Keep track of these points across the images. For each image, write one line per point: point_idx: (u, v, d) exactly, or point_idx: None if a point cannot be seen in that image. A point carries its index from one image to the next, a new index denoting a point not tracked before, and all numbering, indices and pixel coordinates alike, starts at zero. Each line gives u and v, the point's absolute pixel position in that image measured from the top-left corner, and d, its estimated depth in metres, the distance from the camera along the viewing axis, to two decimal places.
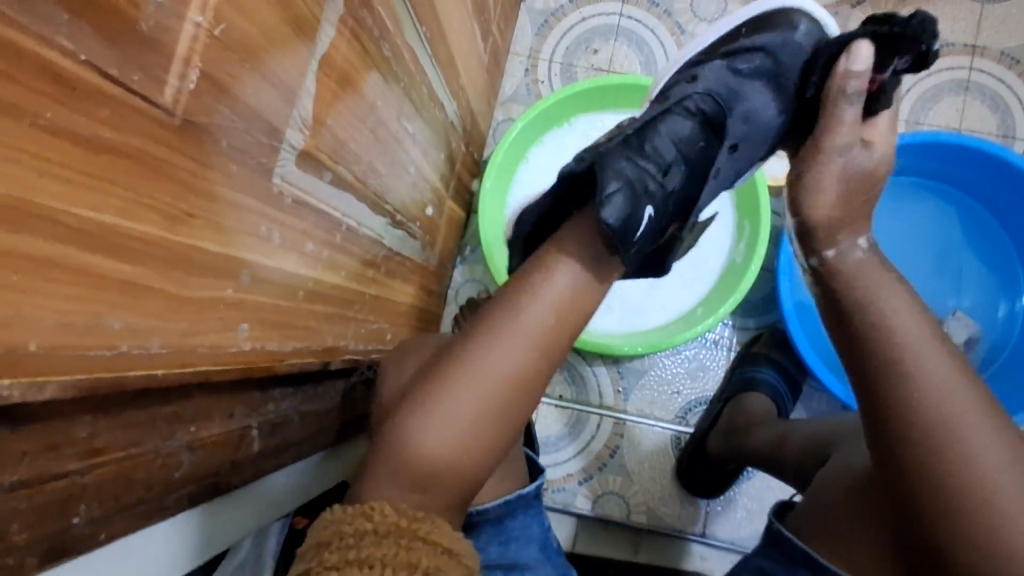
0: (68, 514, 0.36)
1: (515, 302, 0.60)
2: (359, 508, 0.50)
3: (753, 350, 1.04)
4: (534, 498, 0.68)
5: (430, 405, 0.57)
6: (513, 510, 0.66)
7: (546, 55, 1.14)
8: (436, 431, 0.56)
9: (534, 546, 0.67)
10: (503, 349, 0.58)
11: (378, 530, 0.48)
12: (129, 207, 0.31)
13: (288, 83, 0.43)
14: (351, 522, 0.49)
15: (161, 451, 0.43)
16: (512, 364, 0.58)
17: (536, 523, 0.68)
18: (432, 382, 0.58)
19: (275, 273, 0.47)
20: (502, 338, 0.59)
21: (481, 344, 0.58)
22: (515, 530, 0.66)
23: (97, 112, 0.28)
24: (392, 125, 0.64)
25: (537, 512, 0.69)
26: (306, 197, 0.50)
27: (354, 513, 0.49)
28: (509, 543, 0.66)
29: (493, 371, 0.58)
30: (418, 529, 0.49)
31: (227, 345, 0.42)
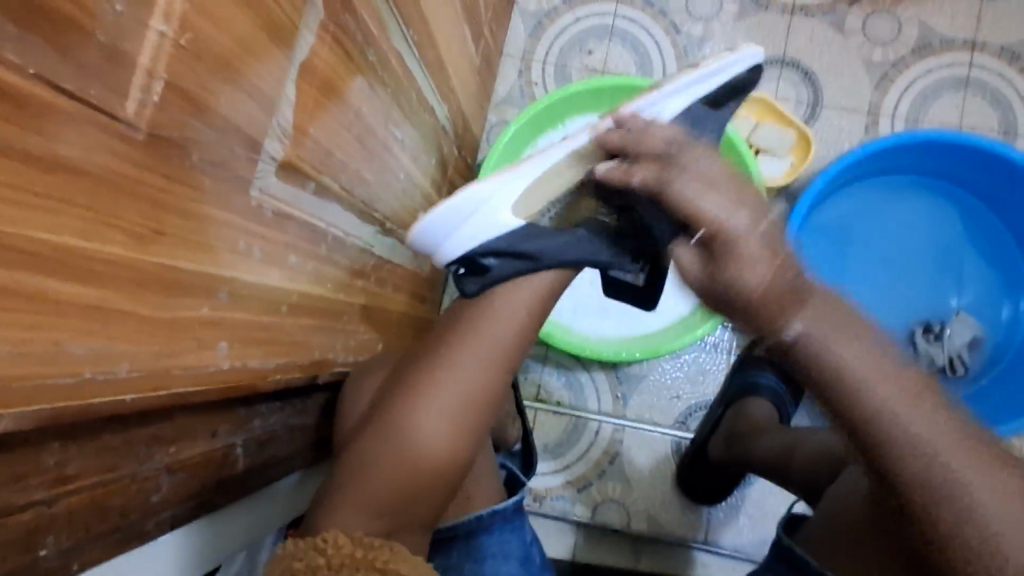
0: (35, 547, 0.34)
1: (472, 325, 0.62)
2: (311, 541, 0.49)
3: (755, 353, 1.02)
4: (512, 513, 0.66)
5: (389, 428, 0.58)
6: (489, 526, 0.64)
7: (539, 56, 1.13)
8: (398, 454, 0.57)
9: (514, 562, 0.65)
10: (473, 362, 0.60)
11: (332, 565, 0.47)
12: (91, 227, 0.29)
13: (265, 93, 0.41)
14: (303, 556, 0.47)
15: (138, 475, 0.41)
16: (469, 385, 0.60)
17: (516, 538, 0.66)
18: (393, 404, 0.59)
19: (256, 287, 0.46)
20: (471, 351, 0.61)
21: (452, 355, 0.60)
22: (492, 547, 0.64)
23: (50, 129, 0.26)
24: (379, 132, 0.63)
25: (518, 526, 0.67)
26: (288, 209, 0.48)
27: (304, 547, 0.48)
28: (485, 560, 0.64)
29: (453, 391, 0.59)
30: (376, 559, 0.48)
31: (204, 365, 0.41)
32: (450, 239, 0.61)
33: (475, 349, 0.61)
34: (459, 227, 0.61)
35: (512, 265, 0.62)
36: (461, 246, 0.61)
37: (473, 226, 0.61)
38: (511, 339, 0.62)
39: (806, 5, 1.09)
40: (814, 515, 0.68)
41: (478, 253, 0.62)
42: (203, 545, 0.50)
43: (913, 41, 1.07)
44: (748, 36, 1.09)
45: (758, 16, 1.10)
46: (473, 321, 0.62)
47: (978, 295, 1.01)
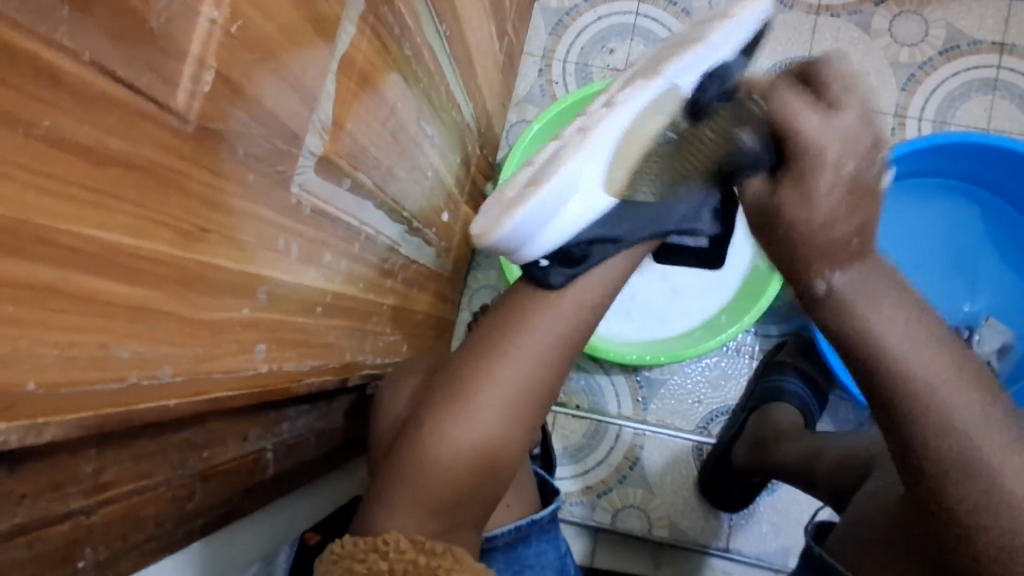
0: (70, 559, 0.33)
1: (517, 319, 0.58)
2: (371, 542, 0.48)
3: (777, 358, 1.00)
4: (548, 522, 0.65)
5: (432, 432, 0.56)
6: (527, 536, 0.63)
7: (560, 54, 1.11)
8: (442, 458, 0.55)
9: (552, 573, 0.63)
10: (517, 367, 0.57)
11: (394, 569, 0.45)
12: (139, 224, 0.28)
13: (308, 85, 0.39)
14: (364, 557, 0.46)
15: (173, 483, 0.40)
16: (517, 387, 0.57)
17: (552, 548, 0.65)
18: (434, 408, 0.57)
19: (293, 287, 0.44)
20: (515, 355, 0.57)
21: (493, 359, 0.57)
22: (530, 558, 0.63)
23: (101, 119, 0.24)
24: (411, 128, 0.61)
25: (555, 536, 0.66)
26: (324, 206, 0.46)
27: (365, 547, 0.47)
28: (524, 572, 0.62)
29: (495, 394, 0.57)
30: (438, 566, 0.46)
31: (242, 369, 0.39)
32: (534, 241, 0.53)
33: (525, 349, 0.57)
34: (534, 226, 0.52)
35: (605, 250, 0.57)
36: (550, 246, 0.54)
37: (557, 222, 0.53)
38: (564, 336, 0.58)
39: (832, 5, 1.07)
40: (839, 523, 0.65)
41: (571, 243, 0.55)
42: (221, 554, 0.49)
43: (941, 42, 1.05)
44: (774, 36, 1.07)
45: (783, 16, 1.08)
46: (517, 313, 0.59)
47: (1002, 302, 0.99)
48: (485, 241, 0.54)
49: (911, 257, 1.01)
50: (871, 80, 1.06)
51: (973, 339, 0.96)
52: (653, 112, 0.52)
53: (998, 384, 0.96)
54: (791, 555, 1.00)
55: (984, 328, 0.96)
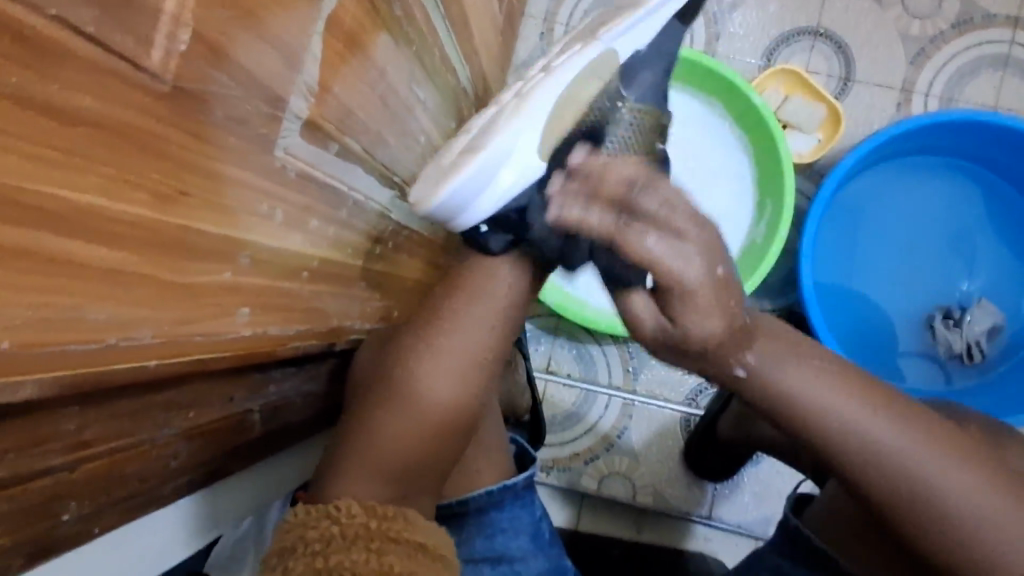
0: (53, 514, 0.34)
1: (478, 283, 0.59)
2: (324, 509, 0.50)
3: None
4: (524, 488, 0.66)
5: (399, 392, 0.57)
6: (500, 501, 0.65)
7: (562, 19, 1.09)
8: (406, 419, 0.57)
9: (523, 537, 0.66)
10: (462, 332, 0.58)
11: (346, 534, 0.48)
12: (112, 185, 0.27)
13: (291, 47, 0.39)
14: (315, 525, 0.48)
15: (156, 441, 0.40)
16: (478, 347, 0.59)
17: (526, 514, 0.66)
18: (403, 365, 0.58)
19: (278, 252, 0.44)
20: (458, 322, 0.58)
21: (439, 327, 0.58)
22: (503, 522, 0.65)
23: (70, 77, 0.24)
24: (402, 91, 0.60)
25: (529, 502, 0.67)
26: (310, 169, 0.46)
27: (316, 515, 0.49)
28: (496, 535, 0.65)
29: (450, 356, 0.58)
30: (388, 529, 0.49)
31: (224, 332, 0.39)
32: (472, 205, 0.53)
33: (480, 312, 0.59)
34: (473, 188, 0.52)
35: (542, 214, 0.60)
36: (488, 210, 0.54)
37: (499, 186, 0.53)
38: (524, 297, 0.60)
39: None
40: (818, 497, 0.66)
41: (509, 209, 0.55)
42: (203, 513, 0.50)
43: (953, 15, 1.02)
44: (783, 4, 1.04)
45: None
46: (494, 275, 0.60)
47: (999, 281, 0.99)
48: (419, 199, 0.53)
49: (910, 235, 1.00)
50: (879, 53, 1.03)
51: (964, 319, 0.97)
52: (591, 75, 0.55)
53: (988, 364, 0.97)
54: (771, 524, 1.03)
55: (975, 309, 0.97)
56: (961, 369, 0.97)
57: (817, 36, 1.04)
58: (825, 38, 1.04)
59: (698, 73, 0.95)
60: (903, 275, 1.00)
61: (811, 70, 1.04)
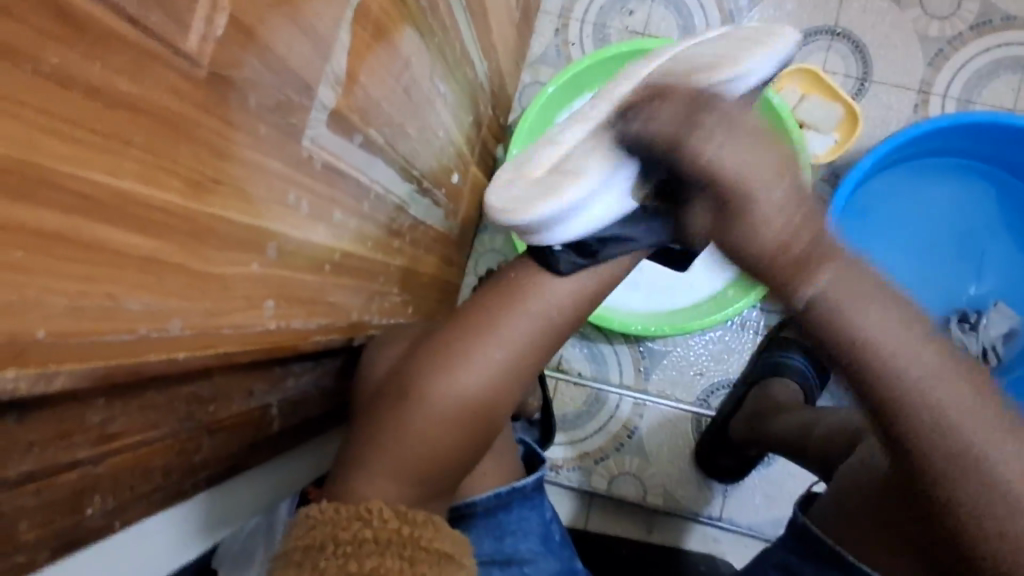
0: (80, 507, 0.33)
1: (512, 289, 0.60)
2: (354, 510, 0.48)
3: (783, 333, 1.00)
4: (531, 490, 0.65)
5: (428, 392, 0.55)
6: (507, 504, 0.64)
7: (578, 14, 1.08)
8: (432, 417, 0.55)
9: (532, 540, 0.65)
10: (497, 347, 0.58)
11: (378, 539, 0.47)
12: (147, 171, 0.26)
13: (322, 35, 0.38)
14: (347, 527, 0.47)
15: (180, 435, 0.39)
16: (507, 354, 0.58)
17: (536, 514, 0.66)
18: (433, 363, 0.56)
19: (302, 244, 0.43)
20: (496, 337, 0.58)
21: (476, 340, 0.57)
22: (511, 524, 0.64)
23: (108, 59, 0.23)
24: (424, 84, 0.59)
25: (538, 503, 0.66)
26: (335, 161, 0.45)
27: (349, 515, 0.48)
28: (504, 538, 0.64)
29: (483, 369, 0.57)
30: (418, 537, 0.48)
31: (251, 325, 0.39)
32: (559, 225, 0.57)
33: (515, 325, 0.58)
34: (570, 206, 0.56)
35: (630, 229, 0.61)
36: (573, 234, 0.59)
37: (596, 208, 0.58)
38: (548, 298, 0.60)
39: None
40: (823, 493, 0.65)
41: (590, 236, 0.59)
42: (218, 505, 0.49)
43: (973, 16, 1.01)
44: (800, 2, 1.03)
45: None
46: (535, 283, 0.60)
47: (1014, 284, 0.98)
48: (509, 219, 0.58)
49: (925, 239, 1.00)
50: (897, 53, 1.02)
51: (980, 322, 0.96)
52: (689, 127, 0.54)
53: (1003, 367, 0.96)
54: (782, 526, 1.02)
55: (992, 312, 0.96)
56: None
57: (835, 35, 1.03)
58: (843, 37, 1.03)
59: None
60: (919, 278, 1.00)
61: (828, 70, 1.03)
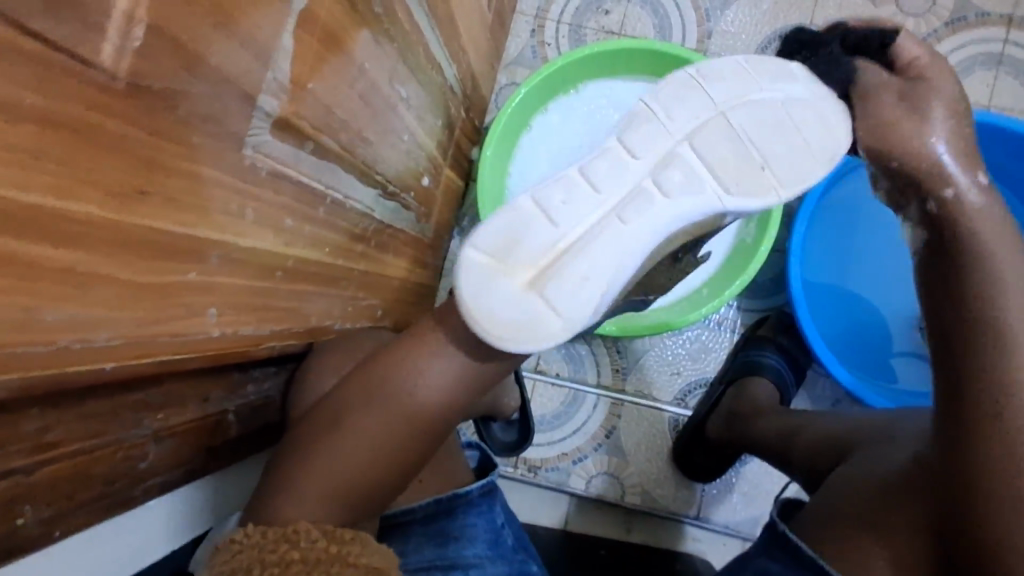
0: (13, 517, 0.33)
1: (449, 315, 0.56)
2: (281, 532, 0.49)
3: (759, 333, 1.00)
4: (478, 496, 0.66)
5: (377, 397, 0.56)
6: (451, 510, 0.64)
7: (554, 15, 1.08)
8: (379, 425, 0.55)
9: (480, 544, 0.65)
10: (426, 373, 0.55)
11: (306, 559, 0.47)
12: (61, 184, 0.27)
13: (262, 43, 0.38)
14: (274, 548, 0.47)
15: (125, 443, 0.40)
16: (443, 373, 0.55)
17: (484, 521, 0.66)
18: (380, 366, 0.56)
19: (250, 251, 0.43)
20: (425, 360, 0.55)
21: (401, 367, 0.56)
22: (456, 530, 0.65)
23: (13, 75, 0.23)
24: (384, 89, 0.60)
25: (486, 510, 0.67)
26: (284, 168, 0.45)
27: (275, 538, 0.48)
28: (448, 543, 0.64)
29: (407, 397, 0.56)
30: (348, 552, 0.48)
31: (192, 333, 0.39)
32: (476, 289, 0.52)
33: (447, 357, 0.55)
34: (534, 324, 0.51)
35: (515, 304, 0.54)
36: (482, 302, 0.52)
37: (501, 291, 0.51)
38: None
39: None
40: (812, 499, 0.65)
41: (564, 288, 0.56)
42: (174, 509, 0.50)
43: (947, 14, 1.02)
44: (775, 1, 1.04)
45: None
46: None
47: None
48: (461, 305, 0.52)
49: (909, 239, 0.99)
50: None
51: None
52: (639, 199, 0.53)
53: None
54: (757, 525, 1.02)
55: None
56: None
57: None
58: None
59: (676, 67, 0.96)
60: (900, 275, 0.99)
61: None
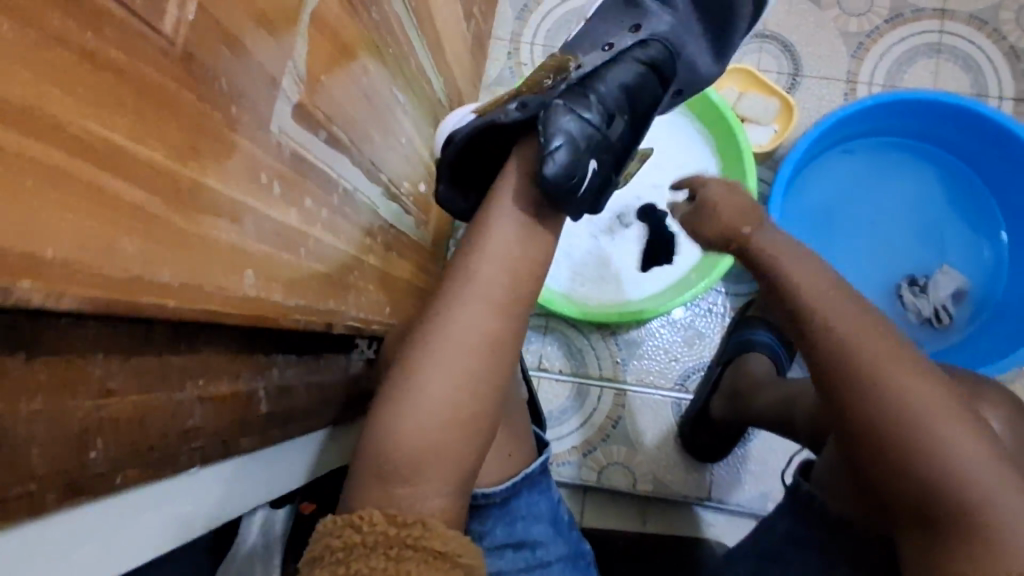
0: (86, 449, 0.36)
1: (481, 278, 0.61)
2: (348, 517, 0.52)
3: (748, 313, 1.03)
4: (538, 474, 0.70)
5: (422, 363, 0.59)
6: (519, 490, 0.67)
7: (527, 38, 1.17)
8: (429, 397, 0.58)
9: (543, 523, 0.68)
10: (460, 334, 0.59)
11: (367, 541, 0.50)
12: (134, 130, 0.31)
13: (283, 34, 0.44)
14: (340, 533, 0.51)
15: (172, 400, 0.43)
16: (479, 327, 0.60)
17: (543, 499, 0.69)
18: (410, 361, 0.59)
19: (278, 224, 0.47)
20: (457, 321, 0.60)
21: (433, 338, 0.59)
22: (522, 509, 0.67)
23: (99, 29, 0.28)
24: (384, 93, 0.66)
25: (545, 488, 0.70)
26: (304, 152, 0.50)
27: (342, 524, 0.51)
28: (516, 522, 0.67)
29: (450, 357, 0.59)
30: (406, 535, 0.51)
31: (235, 290, 0.42)
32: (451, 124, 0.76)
33: (478, 311, 0.60)
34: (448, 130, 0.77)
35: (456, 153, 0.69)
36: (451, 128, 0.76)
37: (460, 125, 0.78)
38: (509, 258, 0.62)
39: None
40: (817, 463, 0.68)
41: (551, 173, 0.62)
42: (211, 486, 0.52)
43: (885, 12, 1.11)
44: None
45: None
46: (470, 272, 0.61)
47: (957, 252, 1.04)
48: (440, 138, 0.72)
49: (877, 216, 1.06)
50: (823, 49, 1.12)
51: (928, 285, 1.01)
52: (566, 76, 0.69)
53: (958, 326, 1.02)
54: (769, 501, 1.04)
55: (939, 275, 1.02)
56: (934, 335, 1.01)
57: (764, 38, 1.12)
58: (771, 39, 1.12)
59: None
60: (874, 252, 1.06)
61: (762, 70, 1.12)
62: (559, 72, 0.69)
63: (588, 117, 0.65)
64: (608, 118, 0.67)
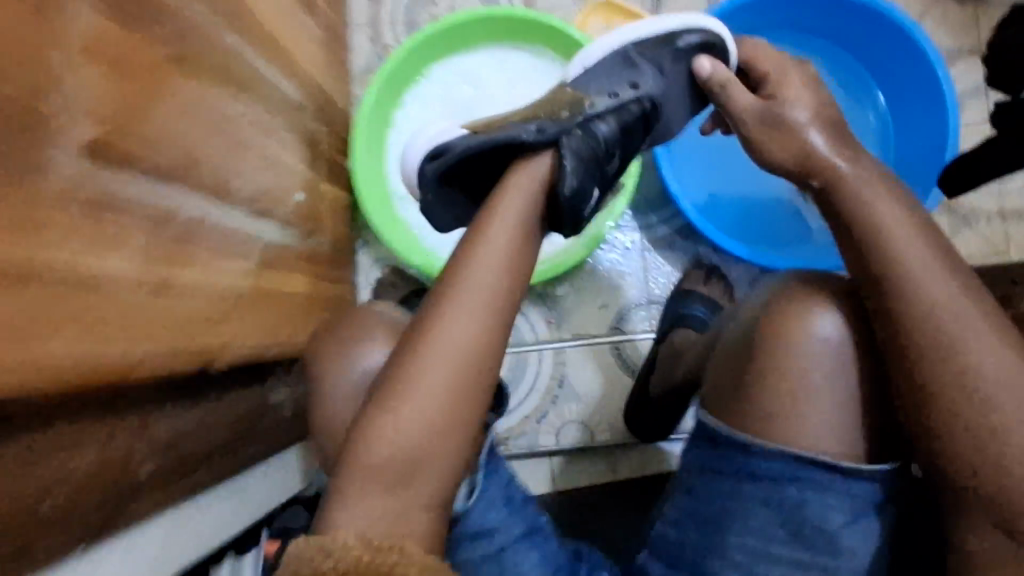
0: None
1: (476, 269, 0.61)
2: (318, 538, 0.49)
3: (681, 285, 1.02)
4: (488, 462, 0.68)
5: (427, 355, 0.59)
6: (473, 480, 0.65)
7: (387, 19, 1.13)
8: (428, 389, 0.58)
9: (498, 507, 0.66)
10: (456, 322, 0.60)
11: (340, 566, 0.47)
12: None
13: (39, 64, 0.40)
14: (312, 559, 0.47)
15: (26, 483, 0.39)
16: (477, 314, 0.60)
17: (495, 483, 0.68)
18: (407, 352, 0.60)
19: (91, 269, 0.44)
20: (456, 307, 0.60)
21: (432, 326, 0.60)
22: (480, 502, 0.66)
23: None
24: (216, 107, 0.62)
25: (495, 471, 0.68)
26: (108, 187, 0.47)
27: (313, 548, 0.49)
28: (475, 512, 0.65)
29: (451, 346, 0.59)
30: (381, 562, 0.47)
31: (51, 348, 0.39)
32: None
33: (469, 301, 0.60)
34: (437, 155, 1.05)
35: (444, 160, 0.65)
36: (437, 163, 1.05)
37: None
38: None
39: None
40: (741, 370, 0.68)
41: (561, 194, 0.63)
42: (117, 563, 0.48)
43: None
44: None
45: None
46: (471, 258, 0.62)
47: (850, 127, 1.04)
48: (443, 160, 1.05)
49: None
50: None
51: None
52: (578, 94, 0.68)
53: None
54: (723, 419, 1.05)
55: None
56: None
57: None
58: None
59: (499, 28, 1.02)
60: None
61: None
62: (573, 103, 0.67)
63: (594, 150, 0.65)
64: (615, 144, 0.67)
